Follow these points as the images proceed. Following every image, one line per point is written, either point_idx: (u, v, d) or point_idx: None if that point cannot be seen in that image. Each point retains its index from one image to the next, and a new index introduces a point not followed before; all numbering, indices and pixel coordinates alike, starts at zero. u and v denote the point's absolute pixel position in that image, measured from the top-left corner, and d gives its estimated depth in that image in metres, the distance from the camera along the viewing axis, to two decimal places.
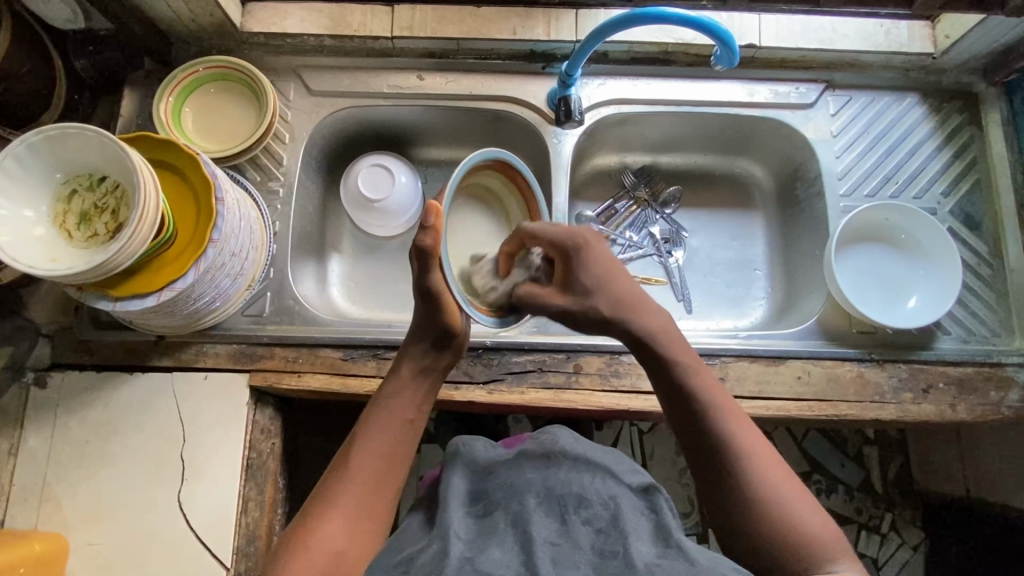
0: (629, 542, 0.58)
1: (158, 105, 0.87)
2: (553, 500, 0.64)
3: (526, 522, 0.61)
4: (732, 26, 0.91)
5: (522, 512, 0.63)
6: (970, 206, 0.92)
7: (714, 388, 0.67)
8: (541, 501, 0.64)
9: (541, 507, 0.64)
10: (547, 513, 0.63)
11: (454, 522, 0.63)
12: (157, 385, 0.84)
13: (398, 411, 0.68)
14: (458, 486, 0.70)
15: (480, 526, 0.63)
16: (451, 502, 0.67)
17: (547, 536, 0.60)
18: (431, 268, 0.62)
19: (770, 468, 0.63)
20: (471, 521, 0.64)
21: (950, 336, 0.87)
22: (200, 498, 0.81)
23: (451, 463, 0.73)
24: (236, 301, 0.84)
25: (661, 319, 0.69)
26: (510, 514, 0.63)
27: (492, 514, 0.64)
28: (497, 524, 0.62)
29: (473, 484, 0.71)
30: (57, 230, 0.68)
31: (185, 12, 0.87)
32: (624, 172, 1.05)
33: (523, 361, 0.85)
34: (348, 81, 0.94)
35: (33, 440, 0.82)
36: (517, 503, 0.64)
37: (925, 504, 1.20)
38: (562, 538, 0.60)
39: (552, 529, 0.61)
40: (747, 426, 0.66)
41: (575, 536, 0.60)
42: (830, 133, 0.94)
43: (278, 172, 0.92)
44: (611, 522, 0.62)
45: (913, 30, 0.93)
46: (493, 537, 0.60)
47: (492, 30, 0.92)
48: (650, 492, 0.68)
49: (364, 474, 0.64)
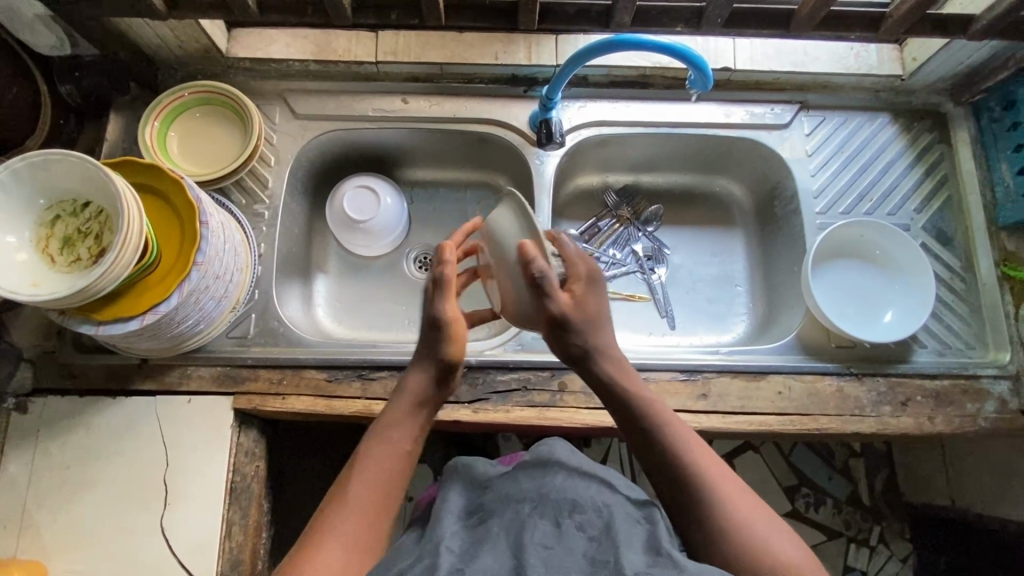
0: (620, 551, 0.58)
1: (143, 130, 0.88)
2: (548, 505, 0.65)
3: (520, 529, 0.61)
4: (708, 50, 0.94)
5: (516, 519, 0.63)
6: (942, 222, 0.94)
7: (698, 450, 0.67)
8: (536, 508, 0.65)
9: (535, 513, 0.64)
10: (542, 517, 0.63)
11: (448, 534, 0.63)
12: (140, 409, 0.83)
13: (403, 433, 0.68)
14: (454, 500, 0.70)
15: (473, 535, 0.63)
16: (445, 515, 0.67)
17: (539, 540, 0.60)
18: (439, 298, 0.69)
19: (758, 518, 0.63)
20: (464, 533, 0.64)
21: (927, 350, 0.89)
22: (183, 522, 0.80)
23: (450, 478, 0.74)
24: (221, 323, 0.85)
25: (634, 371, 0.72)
26: (505, 521, 0.63)
27: (486, 522, 0.64)
28: (491, 530, 0.62)
29: (469, 497, 0.71)
30: (40, 255, 0.68)
31: (171, 38, 0.88)
32: (606, 192, 1.07)
33: (507, 380, 0.86)
34: (333, 105, 0.96)
35: (12, 466, 0.81)
36: (512, 511, 0.65)
37: (912, 516, 1.21)
38: (555, 542, 0.60)
39: (545, 533, 0.61)
40: (732, 487, 0.65)
41: (568, 541, 0.60)
42: (805, 152, 0.96)
43: (263, 194, 0.93)
44: (603, 531, 0.62)
45: (882, 53, 0.96)
46: (486, 543, 0.60)
47: (475, 55, 0.94)
48: (646, 505, 0.68)
49: (365, 496, 0.63)
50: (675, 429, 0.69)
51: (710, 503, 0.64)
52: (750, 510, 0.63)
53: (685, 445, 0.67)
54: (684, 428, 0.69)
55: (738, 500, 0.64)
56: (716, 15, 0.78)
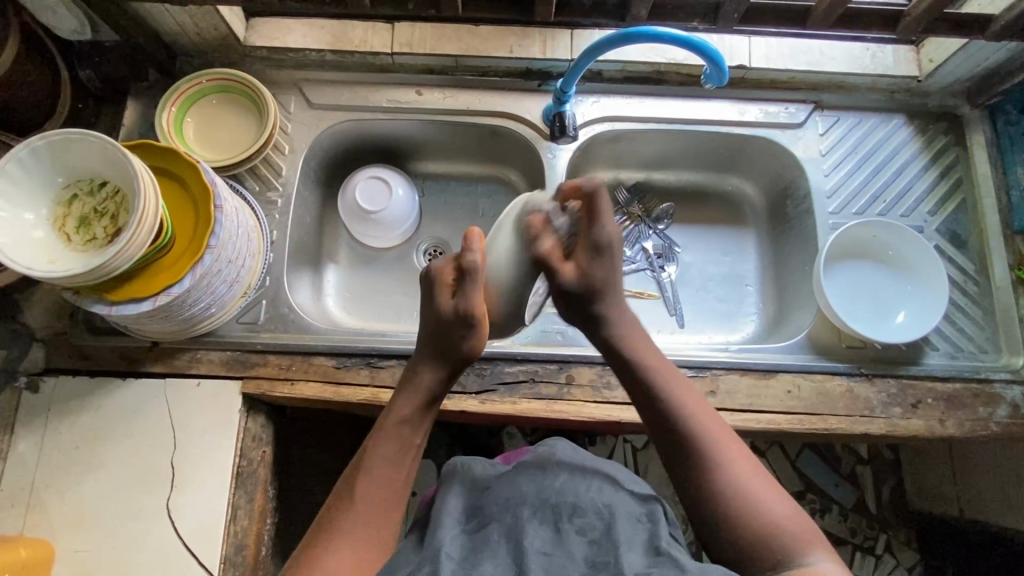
0: (621, 553, 0.60)
1: (160, 115, 0.88)
2: (547, 510, 0.66)
3: (519, 535, 0.62)
4: (723, 47, 0.94)
5: (516, 524, 0.64)
6: (956, 224, 0.94)
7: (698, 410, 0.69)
8: (535, 512, 0.65)
9: (535, 517, 0.65)
10: (541, 523, 0.64)
11: (446, 539, 0.63)
12: (149, 391, 0.84)
13: (408, 433, 0.69)
14: (453, 503, 0.69)
15: (472, 543, 0.63)
16: (444, 517, 0.67)
17: (539, 547, 0.61)
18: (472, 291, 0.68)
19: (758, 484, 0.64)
20: (464, 539, 0.64)
21: (939, 352, 0.88)
22: (189, 505, 0.80)
23: (449, 479, 0.73)
24: (231, 308, 0.85)
25: (636, 329, 0.73)
26: (504, 526, 0.64)
27: (486, 527, 0.65)
28: (490, 537, 0.63)
29: (470, 500, 0.70)
30: (56, 233, 0.69)
31: (190, 25, 0.89)
32: (617, 188, 1.07)
33: (515, 371, 0.86)
34: (348, 95, 0.96)
35: (22, 446, 0.82)
36: (511, 516, 0.65)
37: (919, 525, 1.20)
38: (555, 549, 0.62)
39: (545, 539, 0.62)
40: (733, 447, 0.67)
41: (568, 546, 0.62)
42: (819, 151, 0.96)
43: (277, 182, 0.94)
44: (604, 533, 0.63)
45: (898, 54, 0.96)
46: (486, 551, 0.62)
47: (489, 48, 0.95)
48: (648, 502, 0.69)
49: (368, 507, 0.65)
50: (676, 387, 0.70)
51: (683, 420, 0.67)
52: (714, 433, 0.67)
53: (667, 372, 0.71)
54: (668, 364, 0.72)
55: (705, 418, 0.68)
56: (733, 10, 0.78)
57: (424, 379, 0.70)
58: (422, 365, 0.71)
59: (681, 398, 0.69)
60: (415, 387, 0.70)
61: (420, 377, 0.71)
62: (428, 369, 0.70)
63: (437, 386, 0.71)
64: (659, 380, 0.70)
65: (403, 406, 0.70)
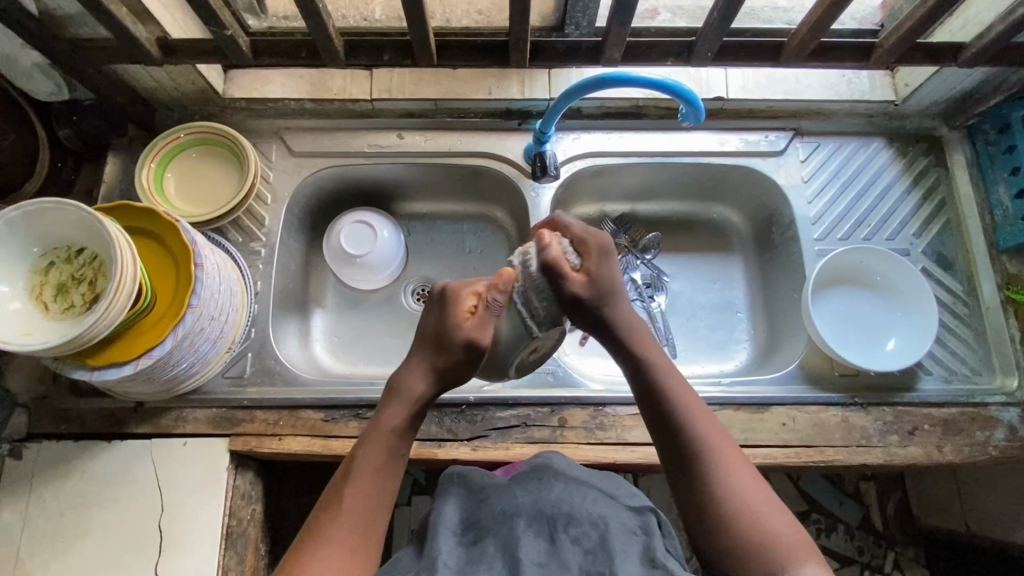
0: (616, 565, 0.59)
1: (139, 173, 0.88)
2: (543, 521, 0.64)
3: (516, 546, 0.61)
4: (699, 80, 0.95)
5: (511, 536, 0.62)
6: (942, 246, 0.94)
7: (711, 429, 0.66)
8: (532, 523, 0.64)
9: (531, 530, 0.63)
10: (537, 534, 0.63)
11: (443, 549, 0.62)
12: (135, 453, 0.82)
13: (396, 443, 0.68)
14: (449, 513, 0.68)
15: (469, 555, 0.62)
16: (440, 530, 0.66)
17: (535, 558, 0.60)
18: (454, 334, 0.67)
19: (775, 516, 0.61)
20: (461, 550, 0.63)
21: (932, 376, 0.87)
22: (177, 568, 0.78)
23: (446, 487, 0.73)
24: (216, 364, 0.84)
25: (653, 345, 0.72)
26: (500, 539, 0.63)
27: (482, 540, 0.63)
28: (486, 551, 0.61)
29: (466, 510, 0.69)
30: (33, 303, 0.68)
31: (168, 82, 0.90)
32: (603, 220, 1.06)
33: (507, 416, 0.84)
34: (329, 142, 0.97)
35: (5, 515, 0.80)
36: (507, 529, 0.63)
37: (926, 542, 1.19)
38: (550, 561, 0.60)
39: (540, 550, 0.61)
40: (744, 477, 0.64)
41: (563, 555, 0.60)
42: (801, 178, 0.96)
43: (260, 232, 0.93)
44: (599, 543, 0.62)
45: (874, 79, 0.96)
46: (482, 562, 0.60)
47: (469, 91, 0.95)
48: (644, 512, 0.69)
49: (356, 513, 0.63)
50: (692, 403, 0.68)
51: (678, 411, 0.67)
52: (712, 431, 0.66)
53: (679, 388, 0.69)
54: (682, 380, 0.70)
55: (708, 428, 0.66)
56: (706, 49, 0.79)
57: (415, 390, 0.69)
58: (414, 375, 0.69)
59: (671, 378, 0.69)
60: (405, 396, 0.69)
61: (410, 389, 0.69)
62: (424, 383, 0.69)
63: (428, 394, 0.69)
64: (656, 365, 0.70)
65: (400, 408, 0.68)
